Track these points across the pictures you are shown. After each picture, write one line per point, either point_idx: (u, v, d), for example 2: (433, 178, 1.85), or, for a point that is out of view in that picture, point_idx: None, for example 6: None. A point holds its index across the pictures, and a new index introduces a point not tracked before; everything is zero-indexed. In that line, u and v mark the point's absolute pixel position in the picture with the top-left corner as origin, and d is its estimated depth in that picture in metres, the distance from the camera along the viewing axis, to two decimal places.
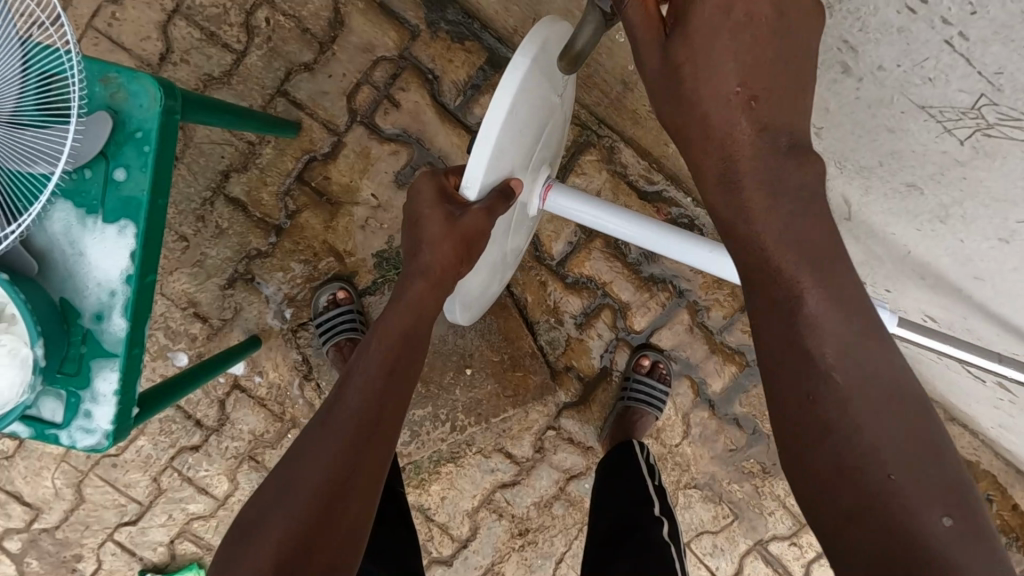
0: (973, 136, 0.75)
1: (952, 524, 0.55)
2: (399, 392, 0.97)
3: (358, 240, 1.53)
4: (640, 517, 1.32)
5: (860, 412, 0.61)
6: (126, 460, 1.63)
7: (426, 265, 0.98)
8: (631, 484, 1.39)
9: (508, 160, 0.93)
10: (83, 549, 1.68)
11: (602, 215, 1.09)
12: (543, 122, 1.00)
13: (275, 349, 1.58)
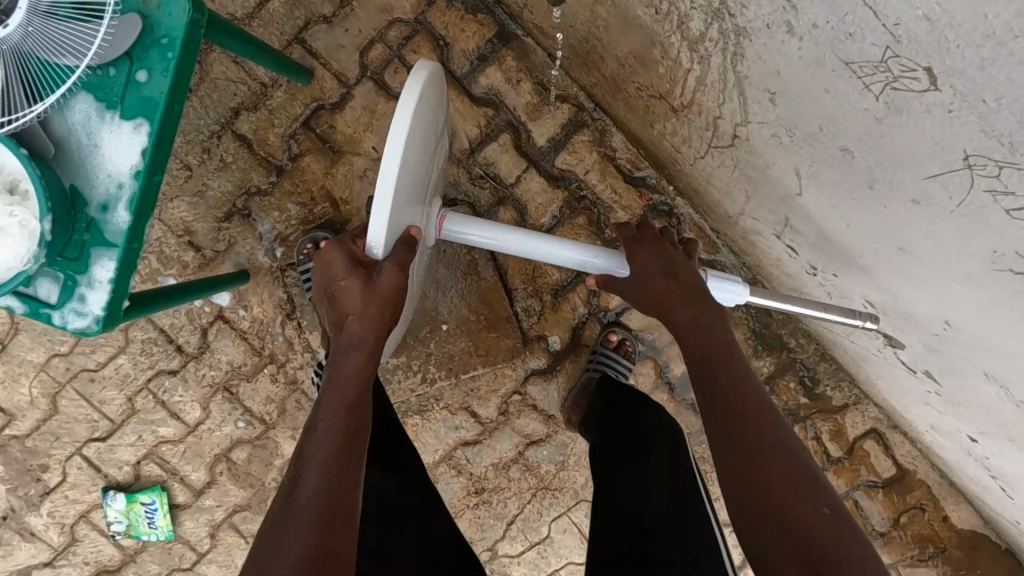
0: (885, 90, 0.84)
1: (830, 512, 0.90)
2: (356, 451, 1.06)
3: (355, 189, 1.59)
4: (640, 418, 1.43)
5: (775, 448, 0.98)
6: (104, 376, 1.68)
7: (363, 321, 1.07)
8: (628, 415, 1.45)
9: (401, 204, 1.00)
10: (50, 459, 1.72)
11: (492, 235, 1.24)
12: (424, 157, 1.08)
13: (261, 285, 1.64)
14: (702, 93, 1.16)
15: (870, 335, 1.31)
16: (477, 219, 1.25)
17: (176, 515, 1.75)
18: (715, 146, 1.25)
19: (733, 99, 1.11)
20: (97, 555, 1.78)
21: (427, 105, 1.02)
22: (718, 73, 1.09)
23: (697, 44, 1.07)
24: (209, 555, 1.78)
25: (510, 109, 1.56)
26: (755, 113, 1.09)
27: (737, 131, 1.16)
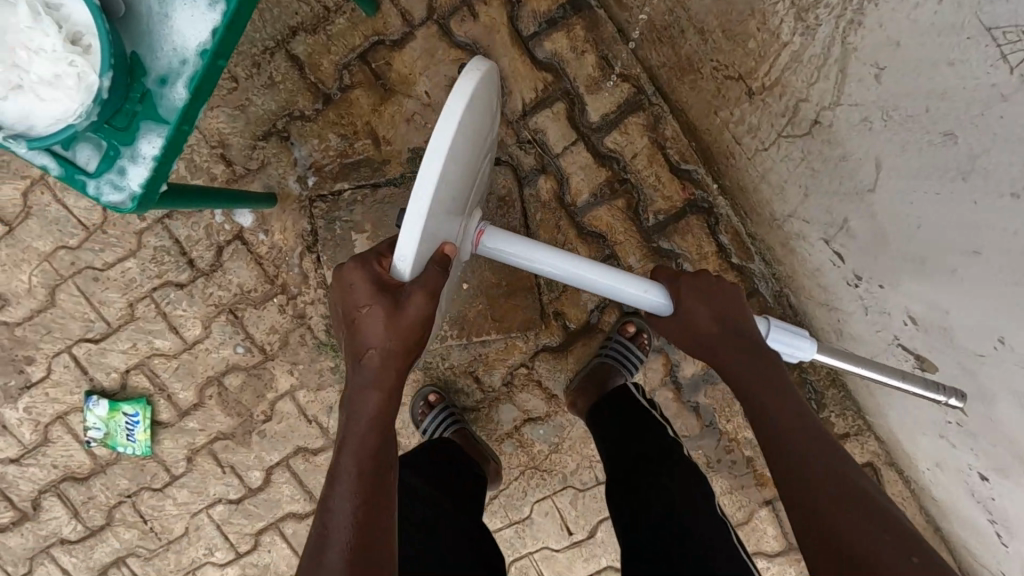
0: (1021, 62, 1.03)
1: (918, 561, 0.89)
2: (384, 477, 1.14)
3: (399, 132, 1.56)
4: (646, 433, 1.49)
5: (825, 465, 1.04)
6: (109, 277, 1.63)
7: (384, 354, 1.12)
8: (645, 436, 1.47)
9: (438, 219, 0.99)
10: (37, 353, 1.67)
11: (525, 250, 1.19)
12: (466, 173, 1.08)
13: (286, 213, 1.60)
14: (796, 72, 1.33)
15: (901, 360, 1.37)
16: (512, 236, 1.20)
17: (156, 432, 1.70)
18: (784, 134, 1.39)
19: (829, 79, 1.29)
20: (68, 459, 1.72)
21: (474, 119, 1.01)
22: (822, 48, 1.28)
23: (811, 10, 1.27)
24: (182, 479, 1.74)
25: (570, 78, 1.54)
26: (850, 93, 1.26)
27: (820, 115, 1.32)
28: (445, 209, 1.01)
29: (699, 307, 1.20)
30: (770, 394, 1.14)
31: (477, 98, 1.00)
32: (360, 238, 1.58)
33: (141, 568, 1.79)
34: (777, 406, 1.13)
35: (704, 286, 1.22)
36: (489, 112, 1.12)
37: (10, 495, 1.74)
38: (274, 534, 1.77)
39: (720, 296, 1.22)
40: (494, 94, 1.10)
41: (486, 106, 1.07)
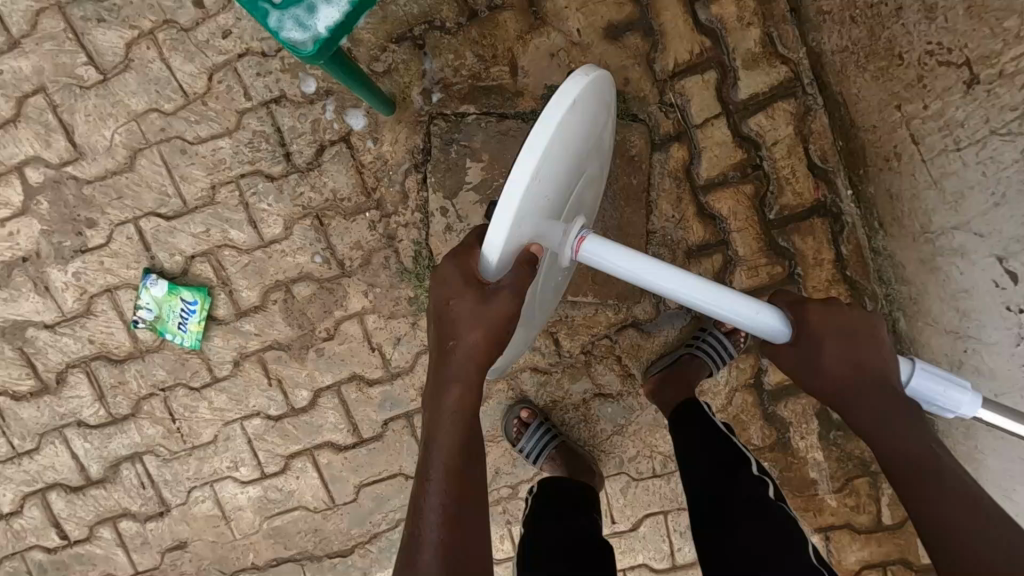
0: None
1: None
2: (474, 470, 1.07)
3: (540, 65, 1.47)
4: (729, 460, 1.34)
5: (955, 496, 1.00)
6: (197, 153, 1.52)
7: (468, 350, 1.05)
8: (720, 463, 1.33)
9: (532, 218, 0.94)
10: (101, 217, 1.55)
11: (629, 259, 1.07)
12: (569, 172, 1.00)
13: (401, 125, 1.50)
14: None
15: None
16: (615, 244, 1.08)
17: (209, 328, 1.59)
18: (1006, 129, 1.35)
19: None
20: (107, 337, 1.60)
21: (579, 115, 0.95)
22: None
23: None
24: (224, 383, 1.62)
25: (728, 48, 1.46)
26: None
27: None
28: (540, 206, 0.94)
29: (826, 339, 1.07)
30: (906, 428, 1.04)
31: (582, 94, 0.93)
32: (474, 167, 1.49)
33: (156, 470, 1.66)
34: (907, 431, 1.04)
35: (834, 319, 1.08)
36: (599, 104, 1.02)
37: (35, 362, 1.61)
38: (306, 461, 1.66)
39: (847, 329, 1.08)
40: (604, 86, 1.01)
41: (596, 108, 1.00)
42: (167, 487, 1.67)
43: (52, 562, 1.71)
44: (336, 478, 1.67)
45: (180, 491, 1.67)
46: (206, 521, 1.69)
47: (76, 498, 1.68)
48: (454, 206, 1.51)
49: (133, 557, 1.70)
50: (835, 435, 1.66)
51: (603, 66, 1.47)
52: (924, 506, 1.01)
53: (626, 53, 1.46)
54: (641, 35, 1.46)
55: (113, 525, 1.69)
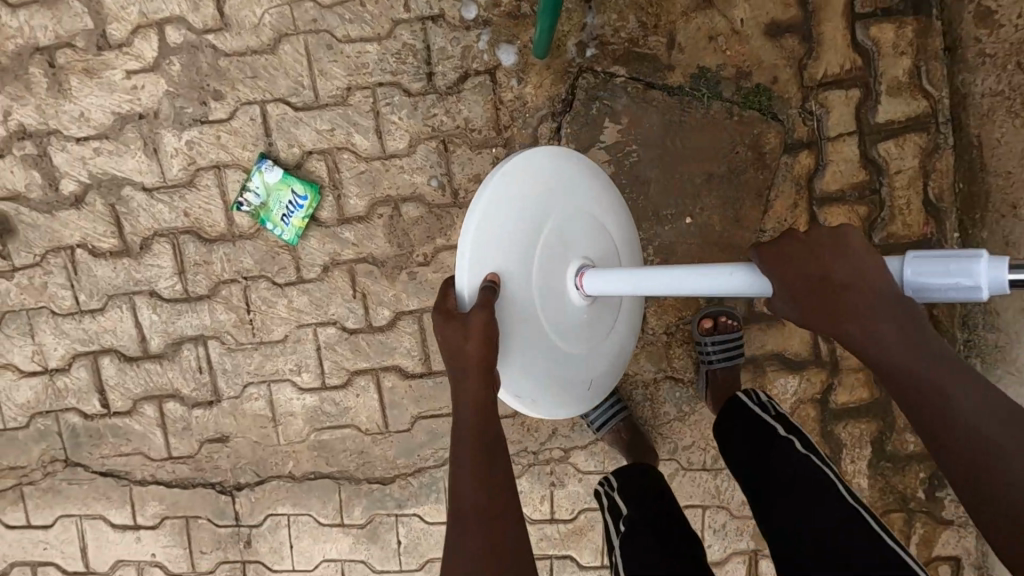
0: None
1: None
2: (500, 468, 1.05)
3: (697, 45, 1.50)
4: (765, 439, 1.16)
5: (992, 439, 0.79)
6: (342, 51, 1.52)
7: (467, 362, 1.05)
8: (748, 435, 1.20)
9: (497, 257, 1.11)
10: (229, 93, 1.53)
11: (614, 277, 1.10)
12: (545, 220, 1.16)
13: (549, 70, 1.52)
14: None
15: None
16: (607, 271, 1.13)
17: (309, 227, 1.57)
18: None
19: None
20: (203, 213, 1.58)
21: (537, 177, 1.15)
22: None
23: None
24: (309, 285, 1.60)
25: (877, 71, 1.51)
26: None
27: None
28: (507, 248, 1.11)
29: (803, 279, 0.86)
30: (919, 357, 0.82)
31: (532, 154, 1.14)
32: (611, 127, 1.52)
33: (218, 357, 1.63)
34: (928, 368, 0.82)
35: (802, 250, 0.87)
36: (567, 167, 1.20)
37: (124, 222, 1.58)
38: (369, 381, 1.65)
39: (819, 261, 0.86)
40: (563, 152, 1.20)
41: (564, 174, 1.20)
42: (224, 377, 1.64)
43: (86, 428, 1.66)
44: (395, 404, 1.66)
45: (236, 384, 1.64)
46: (254, 420, 1.66)
47: (128, 368, 1.64)
48: None
49: (170, 440, 1.67)
50: (884, 466, 1.70)
51: (756, 60, 1.50)
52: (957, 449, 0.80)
53: (781, 52, 1.50)
54: (799, 39, 1.50)
55: (159, 404, 1.65)
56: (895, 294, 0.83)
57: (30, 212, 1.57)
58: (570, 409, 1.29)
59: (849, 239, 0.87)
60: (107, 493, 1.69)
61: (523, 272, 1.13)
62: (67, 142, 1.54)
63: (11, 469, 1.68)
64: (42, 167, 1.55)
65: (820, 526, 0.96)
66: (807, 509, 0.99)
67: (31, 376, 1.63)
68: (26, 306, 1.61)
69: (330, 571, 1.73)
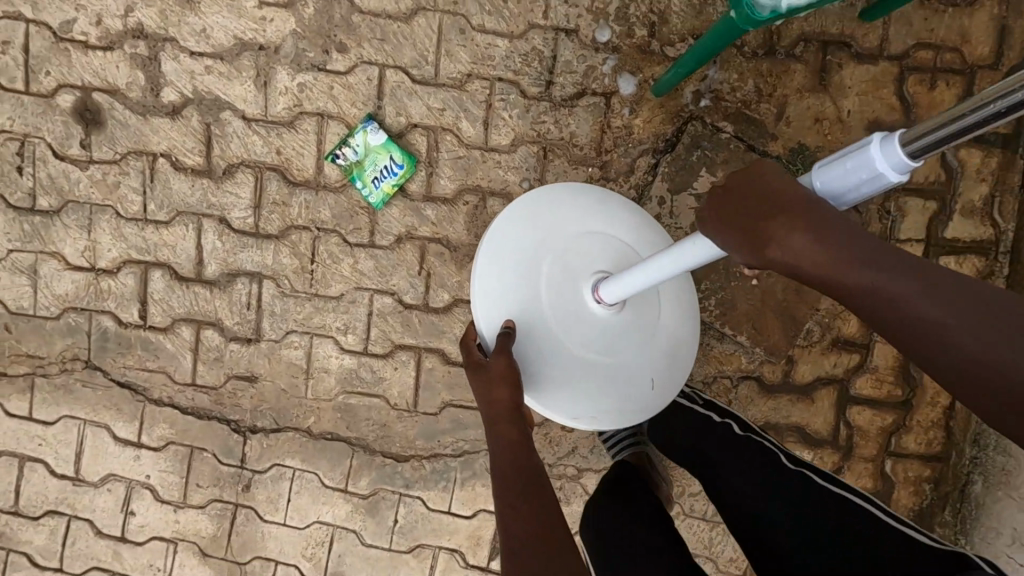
0: None
1: None
2: (537, 486, 1.10)
3: (803, 123, 1.58)
4: (718, 434, 1.30)
5: (950, 321, 0.72)
6: (473, 38, 1.55)
7: (492, 401, 1.21)
8: (698, 427, 1.34)
9: (511, 308, 1.30)
10: (354, 48, 1.55)
11: (628, 277, 1.15)
12: (546, 256, 1.31)
13: (662, 110, 1.58)
14: None
15: None
16: (614, 278, 1.20)
17: (395, 195, 1.59)
18: None
19: None
20: (295, 156, 1.58)
21: (528, 219, 1.34)
22: None
23: None
24: (379, 251, 1.62)
25: (957, 190, 1.60)
26: None
27: None
28: (510, 287, 1.30)
29: (742, 227, 0.80)
30: (867, 262, 0.75)
31: (514, 208, 1.35)
32: (706, 177, 1.58)
33: (269, 298, 1.63)
34: (888, 276, 0.74)
35: (735, 198, 0.82)
36: (553, 204, 1.35)
37: (214, 144, 1.57)
38: (410, 357, 1.66)
39: (749, 201, 0.80)
40: (544, 193, 1.36)
41: (559, 206, 1.35)
42: (270, 319, 1.63)
43: (116, 335, 1.63)
44: (429, 386, 1.67)
45: (280, 329, 1.64)
46: (287, 368, 1.65)
47: (177, 287, 1.62)
48: (671, 201, 1.59)
49: (198, 367, 1.65)
50: None
51: None
52: (929, 342, 0.73)
53: None
54: None
55: (197, 329, 1.64)
56: (825, 205, 0.76)
57: (124, 110, 1.56)
58: (638, 418, 1.32)
59: (766, 168, 0.81)
60: (119, 405, 1.66)
61: (539, 308, 1.29)
62: (181, 53, 1.54)
63: (28, 357, 1.64)
64: (149, 69, 1.55)
65: (796, 529, 1.06)
66: (786, 499, 1.11)
67: (76, 270, 1.61)
68: (92, 201, 1.59)
69: (319, 534, 1.72)
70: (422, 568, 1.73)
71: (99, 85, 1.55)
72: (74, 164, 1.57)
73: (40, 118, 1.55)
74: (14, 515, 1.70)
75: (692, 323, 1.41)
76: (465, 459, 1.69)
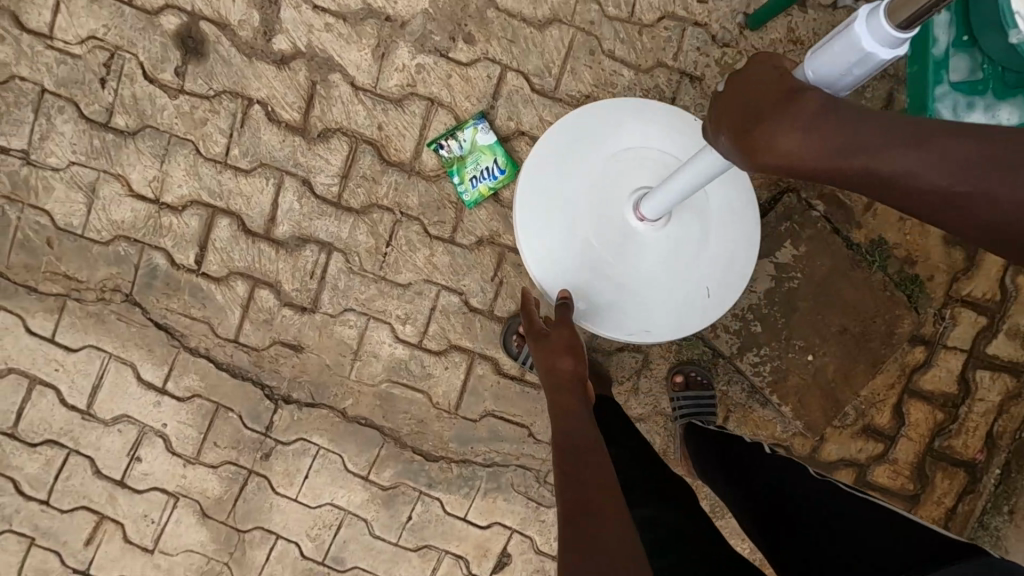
0: None
1: None
2: (590, 442, 1.18)
3: (887, 218, 1.64)
4: (740, 446, 1.40)
5: (962, 185, 0.69)
6: (600, 62, 1.54)
7: (555, 368, 1.33)
8: (716, 441, 1.45)
9: (562, 237, 1.39)
10: (481, 42, 1.52)
11: (664, 188, 1.19)
12: (587, 178, 1.37)
13: (761, 175, 1.61)
14: None
15: None
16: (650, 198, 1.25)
17: (487, 198, 1.57)
18: None
19: None
20: (396, 136, 1.54)
21: (552, 162, 1.39)
22: None
23: None
24: (457, 249, 1.59)
25: (1007, 311, 1.70)
26: None
27: None
28: (552, 224, 1.40)
29: (735, 139, 0.79)
30: (863, 141, 0.71)
31: (546, 137, 1.39)
32: (788, 249, 1.62)
33: (335, 271, 1.58)
34: (888, 154, 0.71)
35: (731, 109, 0.80)
36: (585, 125, 1.39)
37: (316, 104, 1.51)
38: (463, 360, 1.64)
39: (741, 111, 0.79)
40: (572, 115, 1.39)
41: (587, 141, 1.38)
42: (331, 292, 1.58)
43: (166, 275, 1.55)
44: (476, 392, 1.65)
45: (339, 305, 1.59)
46: (336, 344, 1.61)
47: (242, 239, 1.55)
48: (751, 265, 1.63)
49: (245, 325, 1.59)
50: None
51: (926, 254, 1.66)
52: (945, 208, 0.71)
53: (946, 258, 1.67)
54: (964, 255, 1.67)
55: (252, 287, 1.57)
56: (815, 93, 0.73)
57: (229, 47, 1.48)
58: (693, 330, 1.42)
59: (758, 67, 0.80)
60: (151, 346, 1.58)
61: (592, 228, 1.36)
62: (304, 4, 1.48)
63: (65, 278, 1.54)
64: (266, 12, 1.48)
65: (813, 519, 1.15)
66: (807, 494, 1.20)
67: (138, 199, 1.52)
68: (172, 131, 1.50)
69: (329, 516, 1.68)
70: (423, 569, 1.71)
71: (209, 15, 1.47)
72: (163, 90, 1.48)
73: (138, 34, 1.46)
74: (10, 438, 1.59)
75: (746, 221, 1.39)
76: (493, 470, 1.68)
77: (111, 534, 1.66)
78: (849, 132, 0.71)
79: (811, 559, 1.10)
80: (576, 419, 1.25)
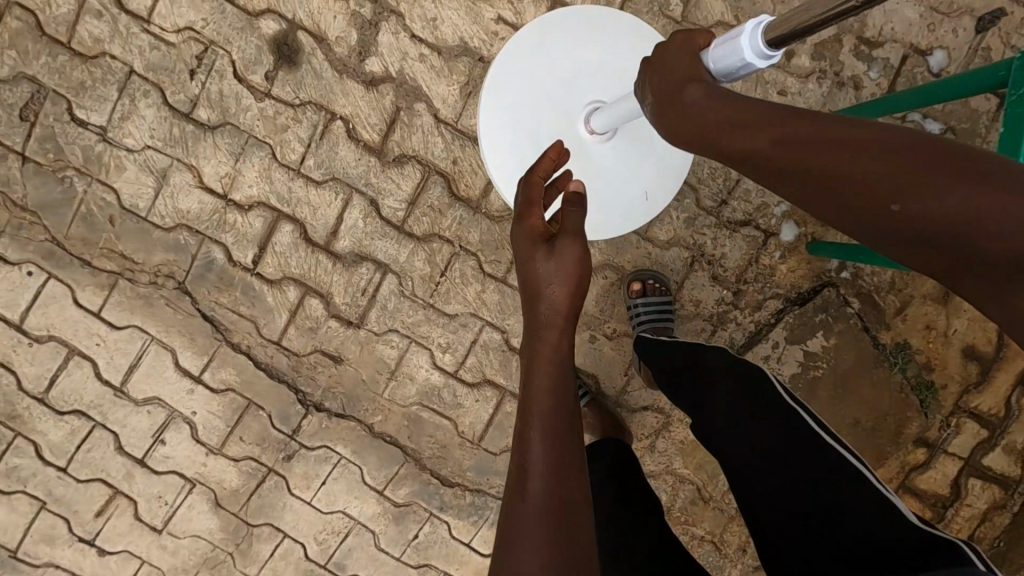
0: None
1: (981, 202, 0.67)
2: (567, 427, 0.97)
3: (915, 324, 1.72)
4: (736, 408, 1.26)
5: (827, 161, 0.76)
6: None
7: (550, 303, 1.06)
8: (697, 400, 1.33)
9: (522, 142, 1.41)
10: None
11: (614, 103, 1.22)
12: (548, 85, 1.38)
13: (806, 265, 1.68)
14: None
15: None
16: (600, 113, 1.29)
17: None
18: None
19: None
20: (468, 173, 1.57)
21: (517, 70, 1.40)
22: None
23: None
24: (508, 290, 1.63)
25: (1008, 428, 1.78)
26: None
27: None
28: (515, 130, 1.41)
29: (658, 110, 0.95)
30: (743, 116, 0.84)
31: (512, 46, 1.39)
32: (818, 339, 1.71)
33: (387, 292, 1.61)
34: (766, 129, 0.82)
35: (655, 84, 0.95)
36: (549, 34, 1.39)
37: (397, 129, 1.54)
38: (494, 395, 1.69)
39: (667, 84, 0.93)
40: (538, 24, 1.39)
41: (557, 43, 1.38)
42: (379, 311, 1.62)
43: (221, 270, 1.57)
44: (501, 427, 1.70)
45: (384, 324, 1.63)
46: (375, 362, 1.64)
47: (302, 248, 1.58)
48: (782, 348, 1.71)
49: (289, 330, 1.61)
50: None
51: (943, 362, 1.74)
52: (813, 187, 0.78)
53: (961, 370, 1.75)
54: (977, 370, 1.75)
55: (303, 294, 1.60)
56: (709, 85, 0.88)
57: (323, 61, 1.50)
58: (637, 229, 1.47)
59: (678, 48, 0.93)
60: (193, 335, 1.60)
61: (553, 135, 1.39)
62: (403, 31, 1.51)
63: (120, 256, 1.55)
64: (364, 33, 1.50)
65: (805, 515, 1.09)
66: (798, 484, 1.12)
67: (207, 193, 1.53)
68: (252, 132, 1.52)
69: (339, 524, 1.72)
70: None
71: (308, 26, 1.49)
72: (250, 91, 1.50)
73: (235, 33, 1.47)
74: (38, 402, 1.60)
75: None
76: None
77: (122, 510, 1.67)
78: (735, 111, 0.84)
79: (811, 559, 1.05)
80: (560, 401, 0.99)
